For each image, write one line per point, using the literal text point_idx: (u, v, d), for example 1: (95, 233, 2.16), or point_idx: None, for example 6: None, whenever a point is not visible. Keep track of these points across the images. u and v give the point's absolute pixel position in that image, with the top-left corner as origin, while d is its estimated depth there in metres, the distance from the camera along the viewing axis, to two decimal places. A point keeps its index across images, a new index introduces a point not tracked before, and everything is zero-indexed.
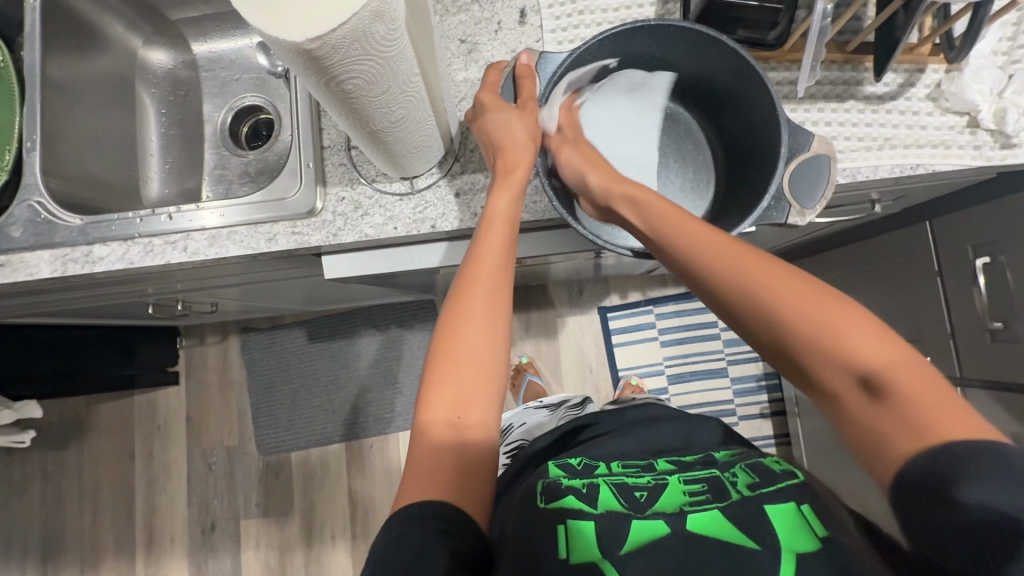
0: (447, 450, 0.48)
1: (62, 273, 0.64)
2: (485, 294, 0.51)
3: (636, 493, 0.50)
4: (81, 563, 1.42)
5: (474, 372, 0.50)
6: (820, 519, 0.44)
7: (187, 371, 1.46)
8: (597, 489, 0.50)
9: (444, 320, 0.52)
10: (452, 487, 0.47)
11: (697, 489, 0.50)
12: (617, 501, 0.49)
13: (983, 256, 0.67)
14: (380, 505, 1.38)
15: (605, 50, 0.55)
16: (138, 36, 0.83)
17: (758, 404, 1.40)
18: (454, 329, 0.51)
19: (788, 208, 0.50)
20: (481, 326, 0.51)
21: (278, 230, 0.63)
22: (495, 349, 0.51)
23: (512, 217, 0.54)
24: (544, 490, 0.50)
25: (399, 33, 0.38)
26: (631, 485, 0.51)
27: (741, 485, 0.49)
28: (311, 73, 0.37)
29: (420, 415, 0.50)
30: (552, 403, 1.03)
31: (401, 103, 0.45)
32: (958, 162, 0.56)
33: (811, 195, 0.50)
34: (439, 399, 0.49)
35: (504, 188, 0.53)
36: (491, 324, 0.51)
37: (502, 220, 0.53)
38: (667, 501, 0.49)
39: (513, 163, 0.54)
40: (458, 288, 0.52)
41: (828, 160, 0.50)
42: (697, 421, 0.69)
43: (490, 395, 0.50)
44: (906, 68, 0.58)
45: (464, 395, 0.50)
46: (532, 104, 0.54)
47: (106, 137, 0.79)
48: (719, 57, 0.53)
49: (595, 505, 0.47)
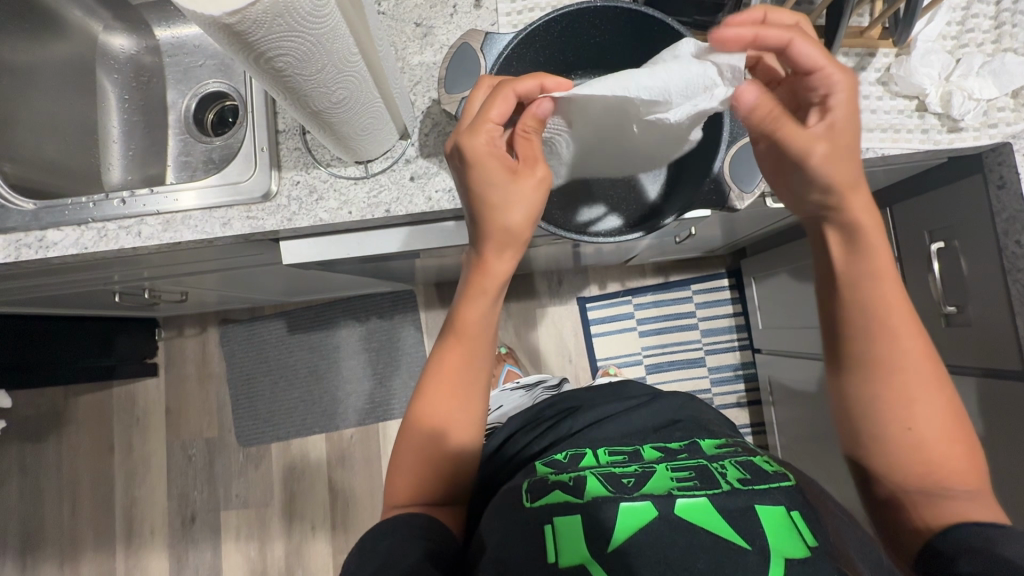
0: (420, 472, 0.54)
1: (15, 258, 0.63)
2: (467, 371, 0.56)
3: (624, 479, 0.51)
4: (60, 556, 1.41)
5: (447, 411, 0.55)
6: (808, 528, 0.46)
7: (165, 363, 1.46)
8: (584, 480, 0.51)
9: (428, 376, 0.56)
10: (426, 496, 0.54)
11: (684, 475, 0.51)
12: (605, 486, 0.50)
13: (938, 241, 0.68)
14: (359, 495, 1.38)
15: (551, 34, 0.55)
16: (98, 21, 0.83)
17: (735, 394, 1.41)
18: (436, 387, 0.55)
19: (727, 193, 0.54)
20: (460, 389, 0.55)
21: (233, 214, 0.62)
22: (470, 396, 0.56)
23: (485, 323, 0.56)
24: (530, 487, 0.52)
25: (329, 9, 0.38)
26: (619, 474, 0.53)
27: (731, 478, 0.50)
28: (238, 49, 0.37)
29: (402, 431, 0.56)
30: (529, 381, 1.03)
31: (341, 82, 0.45)
32: (907, 145, 0.57)
33: (749, 180, 0.53)
34: (414, 430, 0.55)
35: (493, 255, 0.53)
36: (469, 386, 0.56)
37: (477, 329, 0.55)
38: (655, 485, 0.50)
39: (490, 275, 0.54)
40: (437, 369, 0.56)
41: None
42: (669, 400, 0.73)
43: (469, 427, 0.56)
44: (858, 53, 0.58)
45: (433, 426, 0.55)
46: (535, 167, 0.50)
47: (64, 122, 0.78)
48: (662, 38, 0.54)
49: (582, 495, 0.49)
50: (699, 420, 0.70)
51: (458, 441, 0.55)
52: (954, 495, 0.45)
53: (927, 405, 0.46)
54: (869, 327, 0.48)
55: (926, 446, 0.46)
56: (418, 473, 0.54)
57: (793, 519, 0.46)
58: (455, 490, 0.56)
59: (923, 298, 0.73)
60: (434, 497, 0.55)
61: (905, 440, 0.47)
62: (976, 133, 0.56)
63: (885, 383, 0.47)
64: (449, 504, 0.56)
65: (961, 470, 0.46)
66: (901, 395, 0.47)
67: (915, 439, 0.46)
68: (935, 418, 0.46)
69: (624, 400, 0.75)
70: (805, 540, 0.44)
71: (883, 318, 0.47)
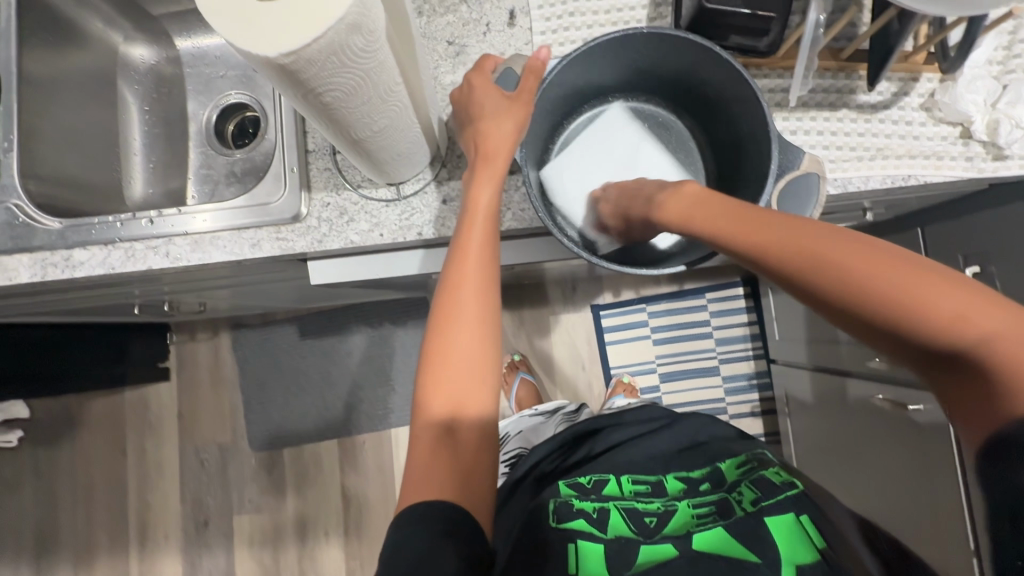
0: (438, 459, 0.50)
1: (42, 278, 0.63)
2: (476, 288, 0.53)
3: (647, 519, 0.55)
4: (73, 559, 1.41)
5: (457, 382, 0.52)
6: (818, 532, 0.50)
7: (177, 367, 1.45)
8: (608, 513, 0.55)
9: (434, 320, 0.54)
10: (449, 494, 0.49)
11: (703, 512, 0.55)
12: (628, 527, 0.54)
13: (973, 266, 0.67)
14: (372, 501, 1.38)
15: (595, 57, 0.57)
16: (118, 31, 0.82)
17: (749, 403, 1.41)
18: (445, 324, 0.53)
19: None
20: (468, 323, 0.53)
21: (262, 235, 0.62)
22: (479, 369, 0.53)
23: (493, 208, 0.55)
24: (556, 510, 0.55)
25: (378, 45, 0.37)
26: (641, 512, 0.56)
27: (745, 501, 0.54)
28: (288, 86, 0.36)
29: (414, 419, 0.53)
30: (547, 407, 1.02)
31: (383, 113, 0.44)
32: (950, 173, 0.56)
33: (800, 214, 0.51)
34: (428, 412, 0.52)
35: (497, 128, 0.55)
36: (480, 324, 0.53)
37: (483, 214, 0.54)
38: (677, 525, 0.54)
39: (493, 152, 0.54)
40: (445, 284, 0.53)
41: (817, 178, 0.50)
42: (693, 419, 0.73)
43: (479, 405, 0.53)
44: (901, 77, 0.57)
45: (448, 408, 0.52)
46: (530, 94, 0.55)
47: (87, 135, 0.77)
48: (709, 64, 0.54)
49: (606, 530, 0.53)
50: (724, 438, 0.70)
51: (470, 426, 0.52)
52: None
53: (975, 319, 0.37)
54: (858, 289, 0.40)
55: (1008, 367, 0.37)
56: (437, 464, 0.50)
57: (802, 523, 0.51)
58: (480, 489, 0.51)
59: None
60: (456, 492, 0.49)
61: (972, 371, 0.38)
62: (1022, 161, 0.55)
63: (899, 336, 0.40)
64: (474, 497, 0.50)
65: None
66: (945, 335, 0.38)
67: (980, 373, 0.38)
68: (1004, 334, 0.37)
69: (642, 421, 0.74)
70: (814, 543, 0.49)
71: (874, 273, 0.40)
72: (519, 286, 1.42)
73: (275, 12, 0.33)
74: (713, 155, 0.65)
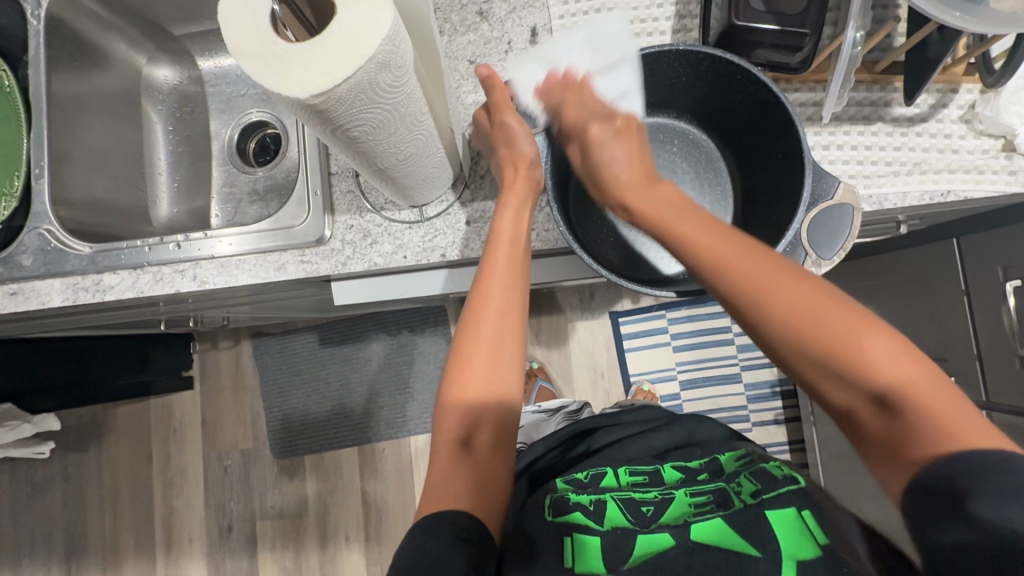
0: (455, 469, 0.51)
1: (74, 302, 0.64)
2: (499, 307, 0.53)
3: (643, 508, 0.51)
4: (103, 563, 1.45)
5: (479, 403, 0.53)
6: (819, 526, 0.46)
7: (200, 376, 1.47)
8: (604, 505, 0.51)
9: (460, 344, 0.54)
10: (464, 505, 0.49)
11: (702, 501, 0.51)
12: (624, 517, 0.50)
13: (1014, 279, 0.64)
14: (392, 508, 1.38)
15: (648, 69, 0.59)
16: (142, 53, 0.83)
17: (773, 411, 1.38)
18: (469, 356, 0.53)
19: (804, 256, 0.52)
20: (489, 345, 0.53)
21: (286, 258, 0.62)
22: (502, 396, 0.53)
23: (518, 231, 0.55)
24: (552, 503, 0.52)
25: (405, 79, 0.37)
26: (638, 500, 0.52)
27: (744, 494, 0.50)
28: (317, 123, 0.36)
29: (433, 434, 0.54)
30: (551, 402, 1.00)
31: (410, 142, 0.44)
32: (992, 187, 0.54)
33: (831, 244, 0.51)
34: (444, 420, 0.53)
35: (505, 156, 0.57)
36: (501, 350, 0.53)
37: (508, 238, 0.54)
38: (674, 515, 0.50)
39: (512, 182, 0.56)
40: (469, 316, 0.54)
41: (852, 210, 0.51)
42: (695, 418, 0.69)
43: (500, 430, 0.53)
44: (939, 88, 0.56)
45: (464, 418, 0.53)
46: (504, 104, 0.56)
47: (114, 156, 0.78)
48: (744, 85, 0.56)
49: (602, 523, 0.49)
50: (721, 439, 0.66)
51: (488, 436, 0.53)
52: (941, 426, 0.40)
53: (869, 347, 0.42)
54: (787, 321, 0.44)
55: (905, 396, 0.41)
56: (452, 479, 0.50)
57: (804, 520, 0.46)
58: (492, 494, 0.51)
59: (992, 338, 0.69)
60: (470, 500, 0.49)
61: (856, 408, 0.43)
62: None
63: (818, 374, 0.44)
64: (488, 515, 0.50)
65: (939, 399, 0.40)
66: (846, 367, 0.42)
67: (897, 406, 0.41)
68: (907, 375, 0.41)
69: (641, 417, 0.71)
70: (815, 539, 0.45)
71: (796, 305, 0.44)
72: (535, 294, 1.41)
73: (307, 52, 0.32)
74: (741, 173, 0.65)
